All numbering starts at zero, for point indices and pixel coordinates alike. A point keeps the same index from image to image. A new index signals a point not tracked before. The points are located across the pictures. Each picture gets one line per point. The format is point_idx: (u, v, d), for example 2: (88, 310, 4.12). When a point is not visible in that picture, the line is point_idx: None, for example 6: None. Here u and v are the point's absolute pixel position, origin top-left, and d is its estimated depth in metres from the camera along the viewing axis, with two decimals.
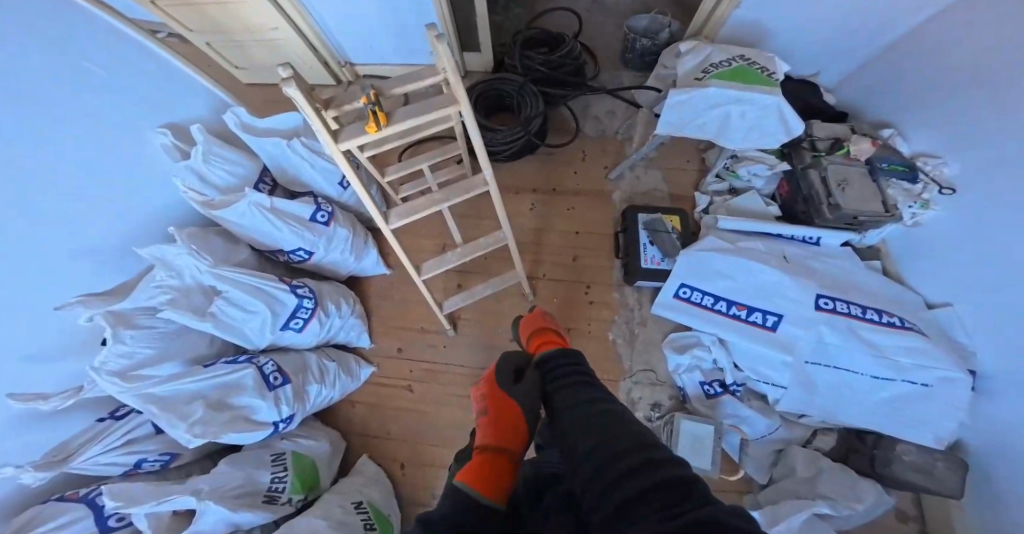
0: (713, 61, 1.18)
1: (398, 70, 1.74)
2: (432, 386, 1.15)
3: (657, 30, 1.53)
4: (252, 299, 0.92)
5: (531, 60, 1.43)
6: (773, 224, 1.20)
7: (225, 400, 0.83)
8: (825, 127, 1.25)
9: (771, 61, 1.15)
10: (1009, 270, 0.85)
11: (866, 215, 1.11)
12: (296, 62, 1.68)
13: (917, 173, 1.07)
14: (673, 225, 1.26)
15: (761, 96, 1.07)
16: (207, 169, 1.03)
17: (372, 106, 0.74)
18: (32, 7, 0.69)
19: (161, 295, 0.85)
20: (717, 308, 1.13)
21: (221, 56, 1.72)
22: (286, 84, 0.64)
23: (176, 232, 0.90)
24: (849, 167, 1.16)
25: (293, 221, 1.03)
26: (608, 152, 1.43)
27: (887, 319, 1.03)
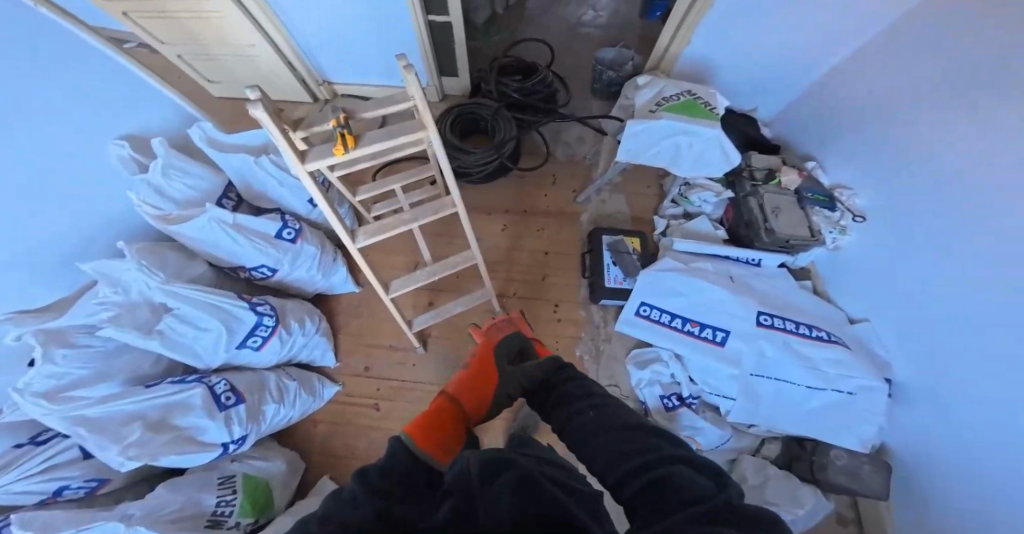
0: (665, 95, 1.29)
1: (377, 92, 1.76)
2: (399, 403, 1.14)
3: (623, 63, 1.65)
4: (205, 315, 0.90)
5: (506, 86, 1.51)
6: (722, 247, 1.30)
7: (167, 421, 0.79)
8: (762, 159, 1.39)
9: (715, 97, 1.27)
10: (920, 288, 0.96)
11: (796, 239, 1.23)
12: (270, 77, 1.68)
13: (835, 203, 1.22)
14: (634, 246, 1.33)
15: (703, 129, 1.18)
16: (164, 184, 1.01)
17: (341, 129, 0.77)
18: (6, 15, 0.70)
19: (103, 312, 0.81)
20: (673, 324, 1.19)
21: (192, 68, 1.69)
22: (253, 105, 0.66)
23: (125, 247, 0.89)
24: (783, 195, 1.29)
25: (257, 237, 1.02)
26: (576, 177, 1.50)
27: (817, 333, 1.13)
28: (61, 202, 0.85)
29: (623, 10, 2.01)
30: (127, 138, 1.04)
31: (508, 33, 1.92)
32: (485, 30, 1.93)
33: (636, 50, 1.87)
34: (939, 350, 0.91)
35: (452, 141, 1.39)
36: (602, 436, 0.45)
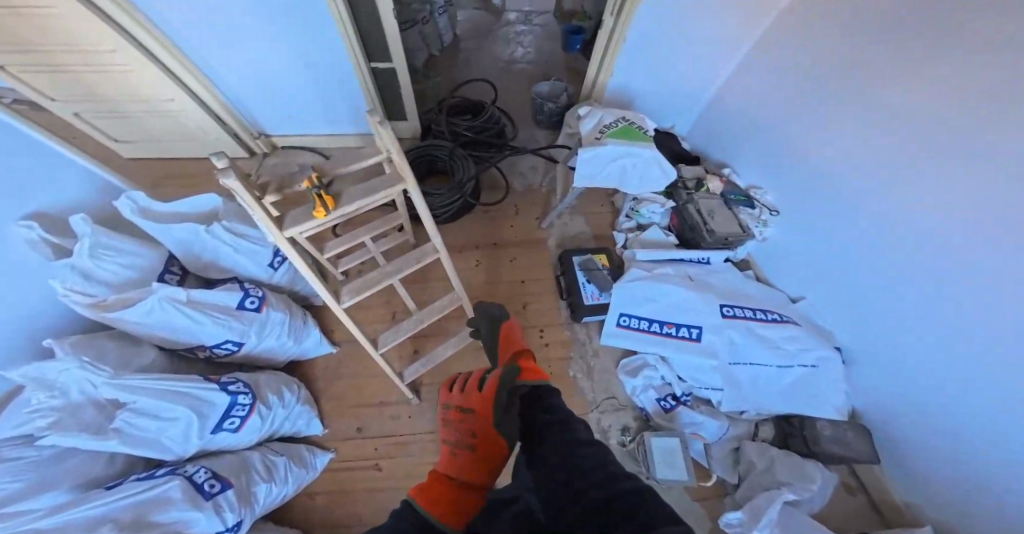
0: (606, 122, 1.42)
1: (323, 140, 1.71)
2: (400, 460, 1.07)
3: (559, 95, 1.78)
4: (170, 404, 0.75)
5: (457, 127, 1.56)
6: (677, 251, 1.44)
7: (145, 520, 0.62)
8: (691, 169, 1.57)
9: (645, 122, 1.44)
10: (841, 262, 1.15)
11: (733, 236, 1.41)
12: (195, 131, 1.55)
13: (752, 201, 1.42)
14: (602, 262, 1.43)
15: (643, 150, 1.31)
16: (94, 266, 0.88)
17: (318, 190, 0.75)
18: None
19: (39, 420, 0.66)
20: (652, 329, 1.29)
21: (94, 127, 1.52)
22: (224, 175, 0.62)
23: (54, 343, 0.73)
24: (713, 200, 1.47)
25: (217, 311, 0.93)
26: (536, 203, 1.58)
27: (771, 316, 1.28)
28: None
29: (547, 47, 2.20)
30: (39, 216, 0.90)
31: (446, 75, 2.00)
32: (423, 73, 1.99)
33: (566, 81, 2.04)
34: (869, 309, 1.08)
35: None
36: (566, 459, 0.48)
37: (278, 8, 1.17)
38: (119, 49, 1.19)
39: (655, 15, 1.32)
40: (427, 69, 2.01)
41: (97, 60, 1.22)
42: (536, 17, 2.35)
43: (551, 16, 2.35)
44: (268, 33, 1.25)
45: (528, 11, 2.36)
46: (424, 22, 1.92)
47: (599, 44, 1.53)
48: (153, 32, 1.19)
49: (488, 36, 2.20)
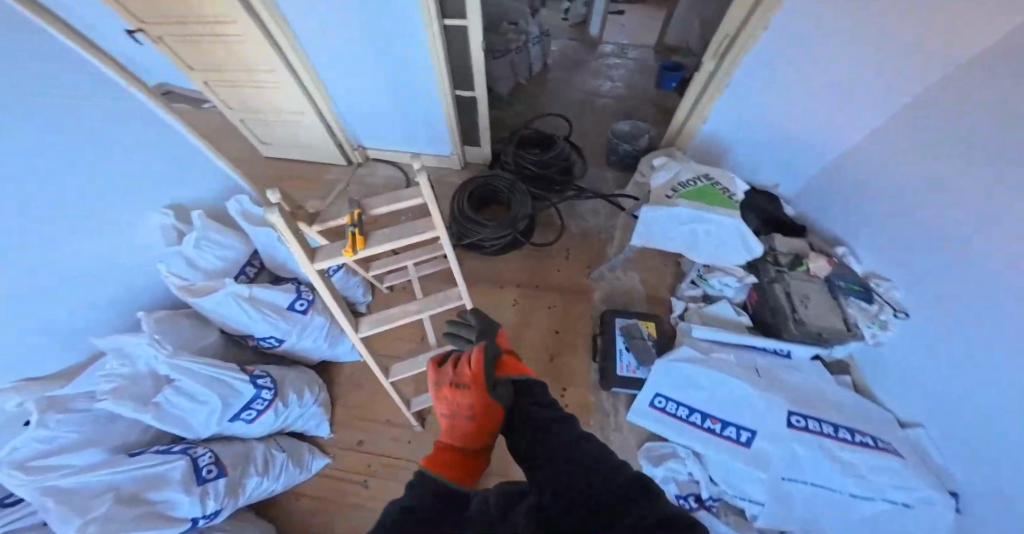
0: (681, 178, 1.19)
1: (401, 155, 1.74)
2: (387, 483, 1.08)
3: (639, 136, 1.66)
4: (207, 390, 0.86)
5: (523, 159, 1.55)
6: (746, 335, 1.21)
7: (141, 495, 0.73)
8: (785, 243, 1.32)
9: (734, 182, 1.18)
10: (982, 411, 0.84)
11: (830, 332, 1.13)
12: (315, 141, 1.71)
13: (871, 293, 1.12)
14: (649, 331, 1.27)
15: (721, 218, 1.06)
16: (196, 255, 1.03)
17: (351, 229, 0.78)
18: (92, 114, 0.82)
19: (104, 384, 0.80)
20: (691, 419, 1.09)
21: (248, 131, 1.74)
22: (269, 211, 0.69)
23: (143, 318, 0.91)
24: (810, 283, 1.22)
25: (269, 310, 1.05)
26: (590, 251, 1.49)
27: (860, 438, 0.99)
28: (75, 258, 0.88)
29: (638, 82, 2.08)
30: (173, 206, 1.08)
31: (530, 105, 2.02)
32: (507, 101, 2.04)
33: (652, 120, 1.90)
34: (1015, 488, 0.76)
35: (468, 213, 1.42)
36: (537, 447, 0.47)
37: (388, 39, 1.28)
38: (274, 69, 1.39)
39: (768, 57, 1.15)
40: (512, 97, 2.06)
41: (256, 75, 1.43)
42: (632, 51, 2.26)
43: (648, 51, 2.24)
44: (373, 62, 1.36)
45: (625, 45, 2.28)
46: (517, 52, 1.97)
47: (691, 89, 1.38)
48: (299, 55, 1.35)
49: (579, 67, 2.18)
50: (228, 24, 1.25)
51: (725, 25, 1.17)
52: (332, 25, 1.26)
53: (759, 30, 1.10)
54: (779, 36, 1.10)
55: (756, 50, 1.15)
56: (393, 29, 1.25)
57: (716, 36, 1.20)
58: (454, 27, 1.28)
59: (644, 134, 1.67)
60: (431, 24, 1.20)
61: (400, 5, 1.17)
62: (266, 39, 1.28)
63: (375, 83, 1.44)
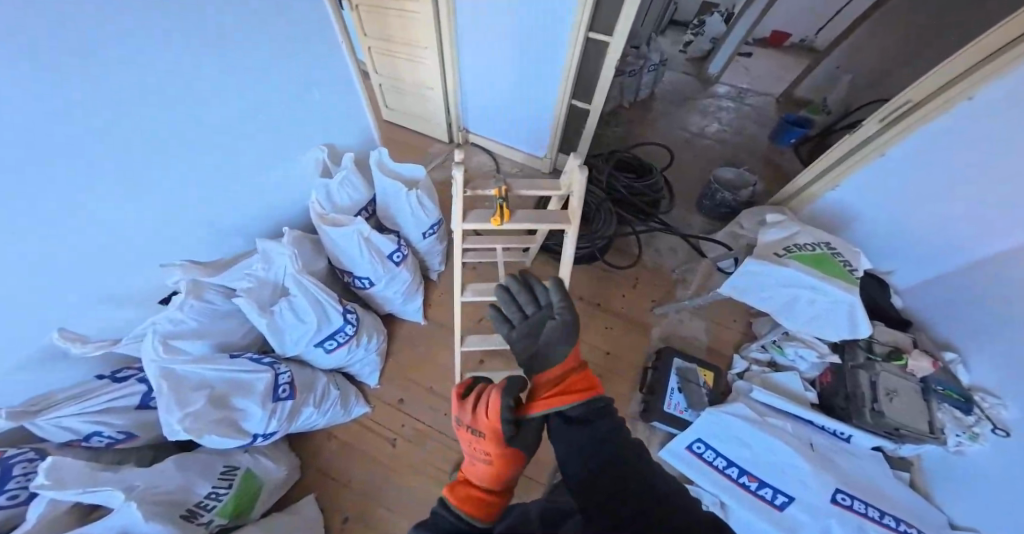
0: (797, 241, 1.09)
1: (500, 149, 1.80)
2: (415, 446, 1.11)
3: (740, 186, 1.62)
4: (309, 310, 0.89)
5: (615, 180, 1.57)
6: (808, 410, 1.14)
7: (227, 398, 0.79)
8: (887, 333, 1.21)
9: (860, 259, 1.04)
10: None
11: (909, 430, 1.03)
12: (436, 116, 1.75)
13: (972, 405, 0.99)
14: (706, 380, 1.24)
15: (839, 292, 0.96)
16: (334, 190, 1.03)
17: (501, 201, 0.71)
18: (290, 45, 0.91)
19: (245, 282, 0.86)
20: (727, 472, 1.06)
21: (381, 94, 1.81)
22: (455, 167, 0.65)
23: (285, 231, 0.93)
24: (903, 380, 1.10)
25: (374, 254, 1.00)
26: (659, 287, 1.47)
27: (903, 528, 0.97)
28: (253, 177, 0.98)
29: (750, 130, 2.04)
30: (327, 146, 1.16)
31: (632, 131, 2.04)
32: (610, 121, 2.07)
33: (757, 172, 1.85)
34: None
35: None
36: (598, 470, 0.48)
37: (534, 36, 1.33)
38: (430, 48, 1.48)
39: (937, 140, 1.04)
40: (615, 118, 2.09)
41: (411, 46, 1.52)
42: (749, 97, 2.23)
43: (768, 100, 2.19)
44: (510, 57, 1.43)
45: (743, 89, 2.25)
46: (632, 76, 2.01)
47: (829, 153, 1.28)
48: (451, 28, 1.40)
49: (688, 103, 2.17)
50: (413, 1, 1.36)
51: (909, 91, 1.06)
52: (490, 19, 1.34)
53: (947, 105, 0.98)
54: (950, 122, 1.00)
55: (927, 130, 1.04)
56: (545, 31, 1.30)
57: (899, 97, 1.08)
58: (596, 41, 1.32)
59: (745, 186, 1.63)
60: (577, 30, 1.25)
61: (556, 8, 1.22)
62: (435, 18, 1.37)
63: (501, 75, 1.51)
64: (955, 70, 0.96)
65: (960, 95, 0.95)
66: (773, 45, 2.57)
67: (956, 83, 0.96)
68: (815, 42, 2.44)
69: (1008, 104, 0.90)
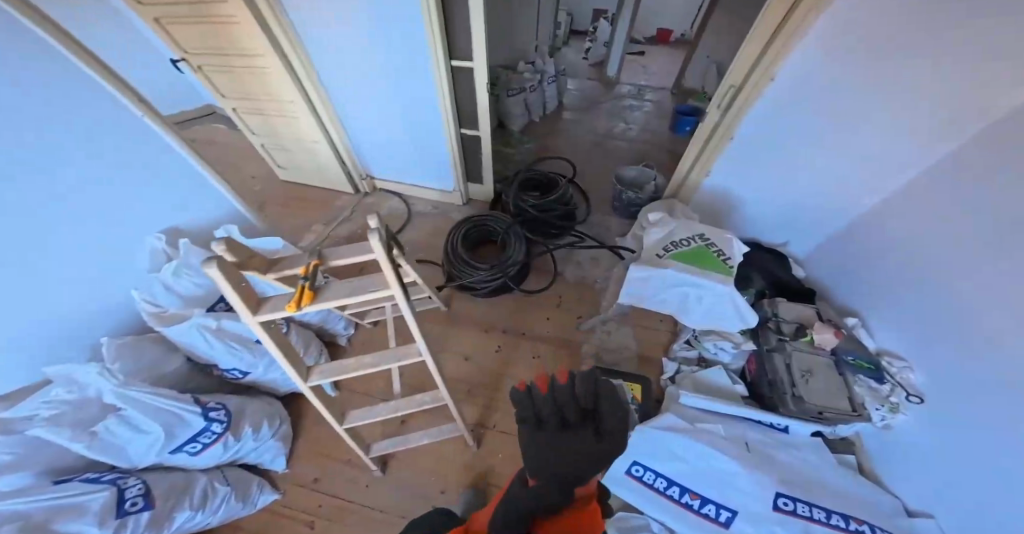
0: (675, 238, 1.08)
1: (408, 190, 1.75)
2: (334, 528, 1.01)
3: (644, 182, 1.72)
4: (151, 420, 0.80)
5: (523, 202, 1.52)
6: (743, 406, 1.16)
7: (49, 523, 0.66)
8: (791, 310, 1.28)
9: (733, 244, 1.04)
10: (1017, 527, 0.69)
11: (831, 411, 1.08)
12: (332, 168, 1.69)
13: (883, 373, 1.06)
14: (635, 394, 1.21)
15: (716, 286, 0.96)
16: (174, 281, 0.94)
17: (303, 282, 0.59)
18: (66, 111, 0.82)
19: (46, 411, 0.76)
20: (669, 493, 1.02)
21: (268, 155, 1.75)
22: (206, 264, 0.49)
23: (105, 346, 0.86)
24: (816, 357, 1.17)
25: (235, 341, 0.94)
26: (583, 301, 1.45)
27: (855, 527, 0.92)
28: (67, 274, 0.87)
29: (652, 125, 2.22)
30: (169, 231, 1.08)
31: (542, 147, 2.06)
32: (519, 139, 2.07)
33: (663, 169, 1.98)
34: None
35: (461, 254, 1.41)
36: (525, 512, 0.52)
37: (398, 79, 1.31)
38: (295, 100, 1.43)
39: (778, 109, 1.13)
40: (525, 135, 2.11)
41: (281, 104, 1.47)
42: (648, 93, 2.42)
43: (665, 93, 2.40)
44: (385, 101, 1.40)
45: (643, 86, 2.45)
46: (533, 92, 2.05)
47: (697, 138, 1.37)
48: (313, 79, 1.37)
49: (594, 109, 2.29)
50: (258, 57, 1.30)
51: (729, 77, 1.17)
52: (349, 68, 1.31)
53: (772, 71, 1.06)
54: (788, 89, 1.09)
55: (763, 104, 1.13)
56: (408, 69, 1.27)
57: (722, 84, 1.19)
58: (461, 69, 1.30)
59: (648, 180, 1.72)
60: (438, 67, 1.23)
61: (406, 51, 1.21)
62: (292, 75, 1.35)
63: (386, 119, 1.47)
64: (765, 37, 1.04)
65: (771, 69, 1.06)
66: (661, 42, 2.87)
67: (772, 44, 1.03)
68: (690, 34, 2.79)
69: (815, 67, 1.01)
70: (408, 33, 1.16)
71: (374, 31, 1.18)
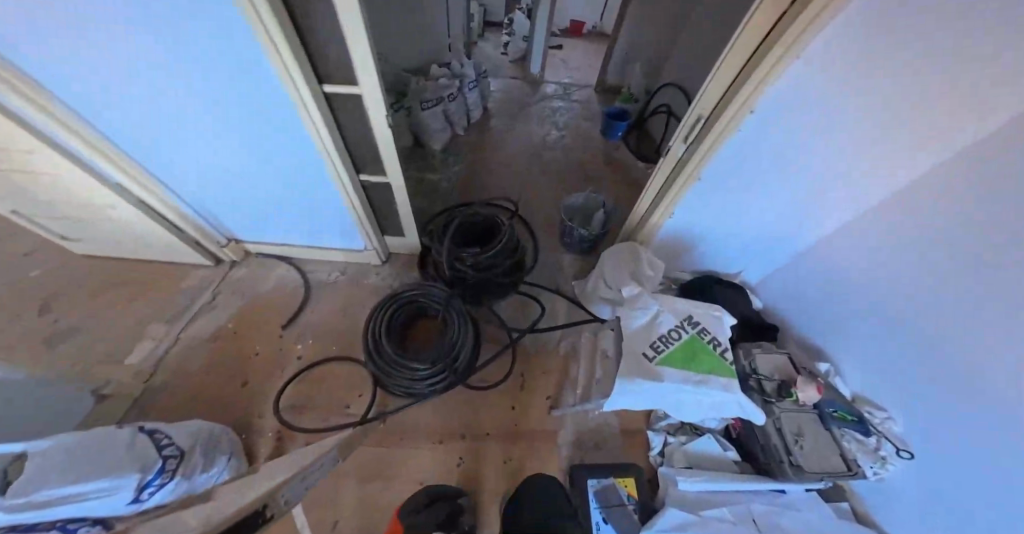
0: (662, 327, 0.86)
1: (304, 251, 1.30)
2: None
3: (593, 210, 1.49)
4: None
5: (460, 261, 1.19)
6: (741, 481, 1.04)
7: None
8: (767, 360, 1.15)
9: (722, 322, 0.86)
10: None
11: (830, 475, 1.00)
12: (167, 241, 1.17)
13: (867, 425, 1.00)
14: (629, 492, 1.01)
15: (721, 394, 0.78)
16: None
17: None
18: None
19: None
20: None
21: (44, 226, 1.16)
22: None
23: None
24: (801, 412, 1.08)
25: None
26: (549, 372, 1.23)
27: None
28: None
29: (585, 130, 2.04)
30: None
31: (468, 169, 1.72)
32: (442, 159, 1.71)
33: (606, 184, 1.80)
34: None
35: (389, 351, 1.07)
36: None
37: (239, 127, 0.85)
38: (53, 159, 0.88)
39: (752, 147, 0.91)
40: (448, 153, 1.75)
41: (28, 166, 0.92)
42: (575, 91, 2.26)
43: (591, 92, 2.26)
44: (227, 155, 0.93)
45: (569, 84, 2.28)
46: (451, 100, 1.69)
47: (657, 175, 1.12)
48: (89, 135, 0.85)
49: (522, 114, 2.07)
50: None
51: (695, 107, 0.93)
52: (137, 113, 0.81)
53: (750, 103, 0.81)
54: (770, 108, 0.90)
55: (734, 142, 0.90)
56: (246, 112, 0.81)
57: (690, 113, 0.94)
58: (338, 100, 0.86)
59: (597, 207, 1.50)
60: (303, 105, 0.80)
61: (232, 88, 0.75)
62: (34, 130, 0.81)
63: (235, 176, 1.00)
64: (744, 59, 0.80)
65: (740, 116, 0.84)
66: (575, 35, 2.62)
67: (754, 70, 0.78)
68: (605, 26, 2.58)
69: (802, 111, 0.80)
70: (222, 64, 0.70)
71: (163, 60, 0.70)
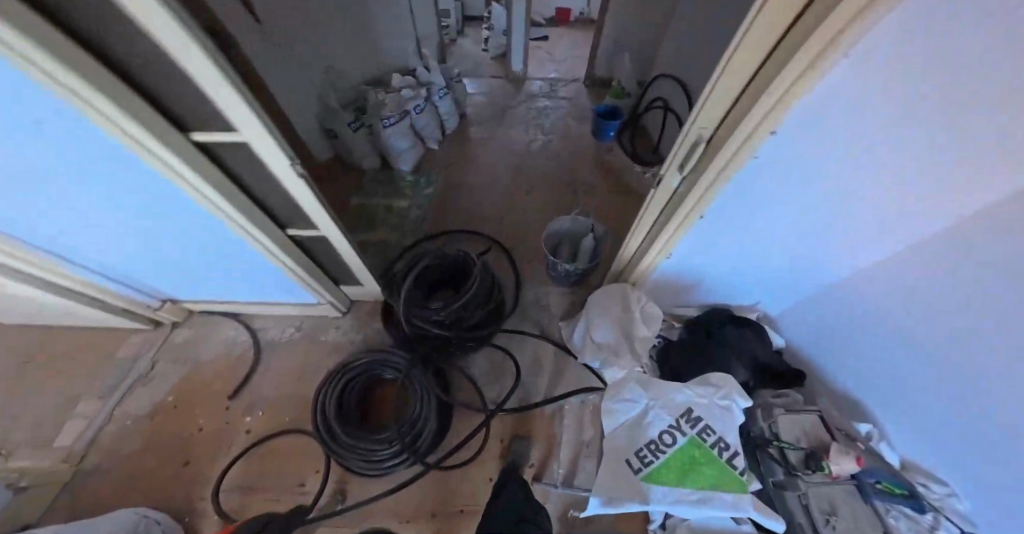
0: (649, 427, 0.76)
1: (288, 307, 1.23)
2: None
3: (581, 234, 1.27)
4: None
5: (423, 318, 1.03)
6: None
7: None
8: (792, 424, 0.98)
9: (726, 416, 0.74)
10: None
11: None
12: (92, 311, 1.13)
13: (921, 503, 0.82)
14: None
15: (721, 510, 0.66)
16: None
17: None
18: None
19: None
20: None
21: None
22: None
23: None
24: (834, 486, 0.90)
25: None
26: (532, 435, 1.07)
27: None
28: None
29: (574, 131, 1.82)
30: None
31: (443, 188, 1.53)
32: (413, 182, 1.52)
33: (601, 192, 1.57)
34: None
35: (343, 432, 0.98)
36: None
37: (108, 201, 0.75)
38: None
39: (775, 176, 0.68)
40: (420, 171, 1.56)
41: None
42: (563, 87, 2.07)
43: (580, 87, 2.05)
44: (119, 226, 0.84)
45: (556, 80, 2.09)
46: (417, 113, 1.50)
47: (647, 211, 0.91)
48: None
49: (504, 119, 1.85)
50: None
51: (687, 131, 0.70)
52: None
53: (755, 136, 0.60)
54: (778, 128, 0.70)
55: (747, 172, 0.68)
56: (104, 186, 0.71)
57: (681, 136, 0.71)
58: (223, 150, 0.68)
59: (586, 230, 1.28)
60: (164, 160, 0.62)
61: (67, 163, 0.64)
62: None
63: (137, 242, 0.91)
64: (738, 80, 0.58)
65: (733, 162, 0.65)
66: (562, 22, 2.46)
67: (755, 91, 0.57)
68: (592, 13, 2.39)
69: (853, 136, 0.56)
70: (35, 142, 0.59)
71: None
